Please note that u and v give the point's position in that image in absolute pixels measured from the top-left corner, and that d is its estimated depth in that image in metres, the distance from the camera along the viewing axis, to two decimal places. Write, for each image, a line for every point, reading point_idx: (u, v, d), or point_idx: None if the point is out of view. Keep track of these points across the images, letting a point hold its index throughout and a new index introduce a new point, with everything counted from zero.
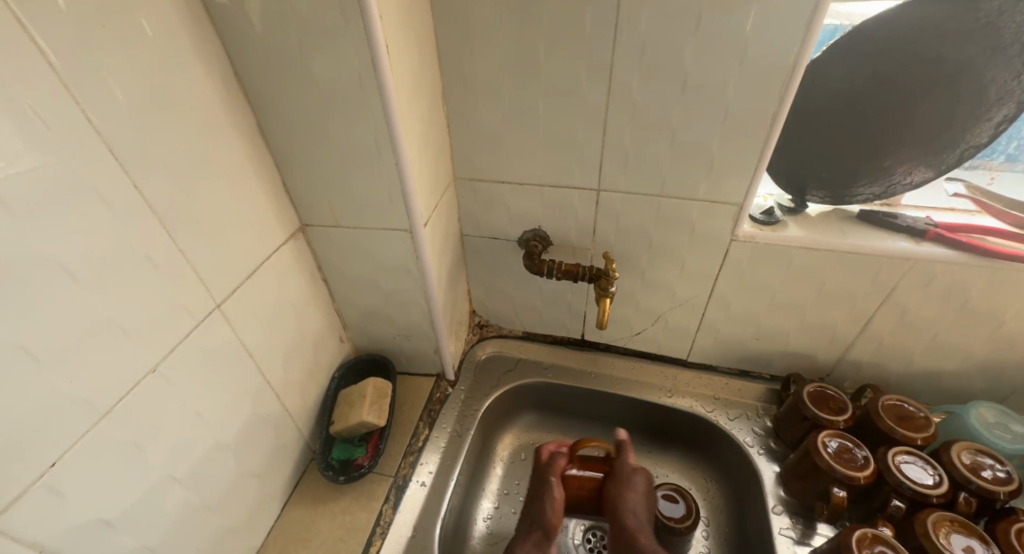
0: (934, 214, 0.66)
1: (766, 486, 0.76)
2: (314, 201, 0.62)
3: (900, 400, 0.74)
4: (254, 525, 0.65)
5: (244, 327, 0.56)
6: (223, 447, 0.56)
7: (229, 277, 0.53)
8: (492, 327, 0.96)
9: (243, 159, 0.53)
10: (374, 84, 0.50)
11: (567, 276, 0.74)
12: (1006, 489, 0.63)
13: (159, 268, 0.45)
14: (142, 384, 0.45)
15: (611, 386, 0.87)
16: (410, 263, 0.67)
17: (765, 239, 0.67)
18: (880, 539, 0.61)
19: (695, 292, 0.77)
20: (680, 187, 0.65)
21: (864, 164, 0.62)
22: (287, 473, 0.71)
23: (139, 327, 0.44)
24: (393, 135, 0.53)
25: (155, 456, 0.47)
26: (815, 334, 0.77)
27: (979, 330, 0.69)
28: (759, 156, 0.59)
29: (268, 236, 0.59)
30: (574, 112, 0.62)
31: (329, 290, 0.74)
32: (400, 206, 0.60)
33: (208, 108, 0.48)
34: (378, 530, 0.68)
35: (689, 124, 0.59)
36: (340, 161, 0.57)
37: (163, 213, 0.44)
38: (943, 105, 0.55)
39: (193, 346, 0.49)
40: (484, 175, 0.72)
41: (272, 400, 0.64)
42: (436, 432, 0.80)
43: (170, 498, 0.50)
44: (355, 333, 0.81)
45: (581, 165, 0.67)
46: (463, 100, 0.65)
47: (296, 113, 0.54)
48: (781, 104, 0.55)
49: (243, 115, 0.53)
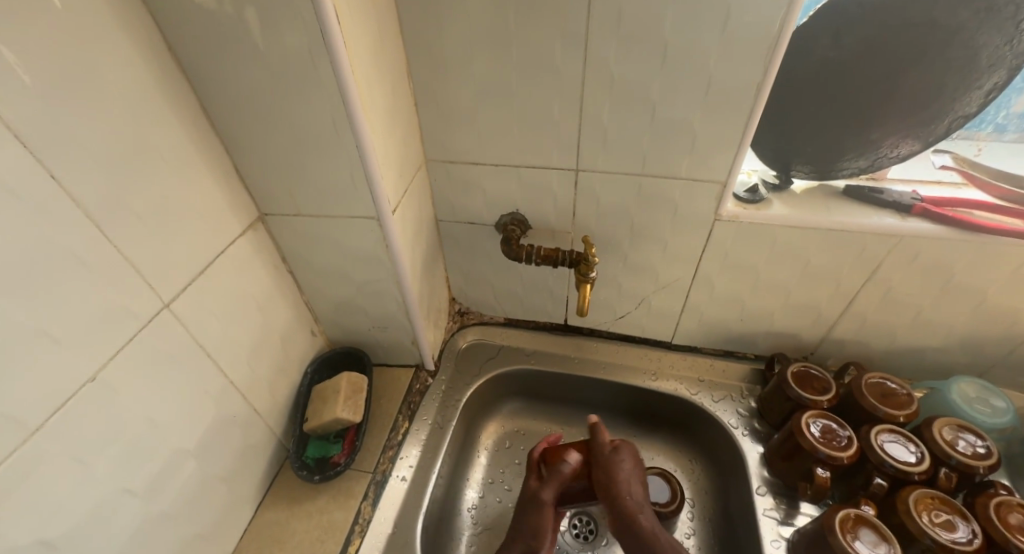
0: (920, 188, 0.64)
1: (750, 467, 0.75)
2: (273, 188, 0.58)
3: (883, 377, 0.73)
4: (224, 530, 0.62)
5: (198, 325, 0.53)
6: (183, 452, 0.53)
7: (177, 273, 0.49)
8: (473, 314, 0.93)
9: (186, 143, 0.49)
10: (327, 57, 0.45)
11: (547, 261, 0.71)
12: (985, 463, 0.63)
13: (90, 268, 0.41)
14: (80, 394, 0.41)
15: (595, 371, 0.85)
16: (380, 252, 0.64)
17: (749, 218, 0.65)
18: (863, 520, 0.61)
19: (679, 274, 0.75)
20: (661, 165, 0.62)
21: (850, 138, 0.59)
22: (260, 474, 0.68)
23: (67, 336, 0.40)
24: (351, 113, 0.49)
25: (100, 469, 0.44)
26: (799, 313, 0.76)
27: (963, 305, 0.68)
28: (743, 132, 0.57)
29: (221, 227, 0.55)
30: (548, 87, 0.58)
31: (296, 282, 0.70)
32: (364, 191, 0.56)
33: (141, 89, 0.43)
34: (357, 528, 0.66)
35: (670, 98, 0.56)
36: (298, 144, 0.53)
37: (91, 207, 0.40)
38: (932, 74, 0.53)
39: (139, 350, 0.46)
40: (456, 156, 0.68)
41: (238, 400, 0.61)
42: (416, 425, 0.77)
43: (124, 510, 0.47)
44: (328, 326, 0.77)
45: (557, 144, 0.63)
46: (429, 76, 0.60)
47: (244, 92, 0.49)
48: (766, 75, 0.52)
49: (183, 95, 0.48)
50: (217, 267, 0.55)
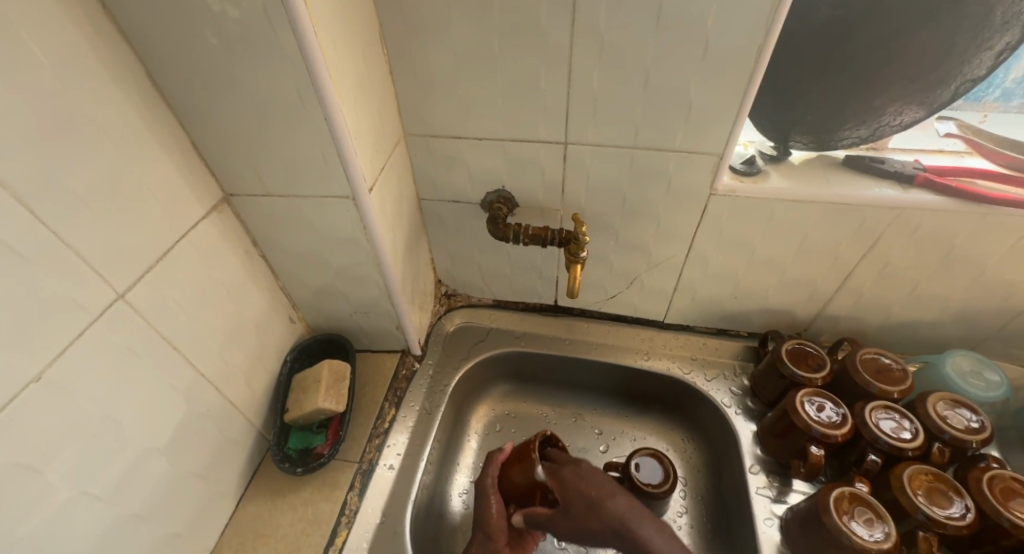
0: (923, 158, 0.62)
1: (744, 446, 0.74)
2: (238, 165, 0.54)
3: (878, 353, 0.72)
4: (203, 526, 0.59)
5: (158, 315, 0.49)
6: (151, 450, 0.50)
7: (132, 261, 0.46)
8: (460, 296, 0.90)
9: (132, 118, 0.45)
10: (285, 19, 0.41)
11: (536, 240, 0.68)
12: (979, 437, 0.62)
13: (28, 259, 0.38)
14: (26, 393, 0.39)
15: (586, 352, 0.83)
16: (358, 233, 0.60)
17: (746, 192, 0.62)
18: (858, 498, 0.59)
19: (672, 251, 0.72)
20: (654, 136, 0.59)
21: (852, 106, 0.57)
22: (240, 468, 0.65)
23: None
24: (317, 80, 0.45)
25: (54, 473, 0.42)
26: (794, 290, 0.74)
27: (960, 278, 0.66)
28: (741, 99, 0.53)
29: (180, 208, 0.51)
30: (533, 52, 0.54)
31: (270, 267, 0.66)
32: (338, 168, 0.52)
33: (74, 56, 0.39)
34: (343, 520, 0.63)
35: (663, 64, 0.52)
36: (262, 116, 0.49)
37: (22, 190, 0.37)
38: (942, 35, 0.50)
39: (92, 346, 0.43)
40: (437, 130, 0.64)
41: (210, 393, 0.57)
42: (403, 412, 0.74)
43: (86, 514, 0.45)
44: (308, 312, 0.74)
45: (544, 116, 0.59)
46: (406, 42, 0.56)
47: (196, 60, 0.45)
48: (767, 37, 0.49)
49: (126, 64, 0.44)
50: (178, 253, 0.51)
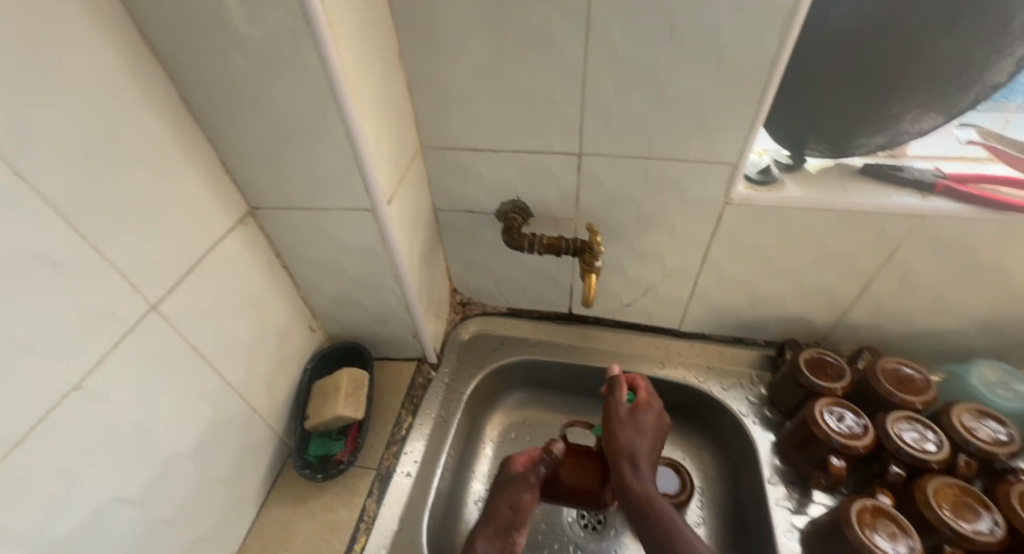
0: (943, 165, 0.61)
1: (762, 456, 0.73)
2: (261, 180, 0.56)
3: (900, 362, 0.70)
4: (227, 531, 0.61)
5: (187, 323, 0.51)
6: (178, 455, 0.52)
7: (162, 273, 0.48)
8: (475, 305, 0.91)
9: (165, 137, 0.47)
10: (309, 39, 0.43)
11: (550, 250, 0.69)
12: (1007, 450, 0.60)
13: (68, 273, 0.40)
14: (64, 402, 0.41)
15: (601, 360, 0.83)
16: (377, 244, 0.61)
17: (761, 201, 0.62)
18: (880, 511, 0.58)
19: (687, 260, 0.72)
20: (668, 147, 0.59)
21: (868, 114, 0.57)
22: (261, 475, 0.66)
23: (38, 347, 0.39)
24: (338, 97, 0.46)
25: (88, 477, 0.43)
26: (812, 298, 0.73)
27: (985, 286, 0.65)
28: (755, 108, 0.54)
29: (207, 221, 0.53)
30: (548, 66, 0.55)
31: (292, 276, 0.68)
32: (358, 182, 0.54)
33: (111, 78, 0.41)
34: (362, 526, 0.64)
35: (677, 76, 0.53)
36: (285, 133, 0.50)
37: (63, 207, 0.39)
38: (960, 42, 0.50)
39: (125, 354, 0.45)
40: (453, 142, 0.65)
41: (234, 400, 0.59)
42: (420, 419, 0.75)
43: (117, 517, 0.46)
44: (327, 321, 0.76)
45: (558, 127, 0.60)
46: (424, 59, 0.57)
47: (227, 82, 0.47)
48: (781, 49, 0.49)
49: (159, 86, 0.46)
50: (205, 265, 0.53)
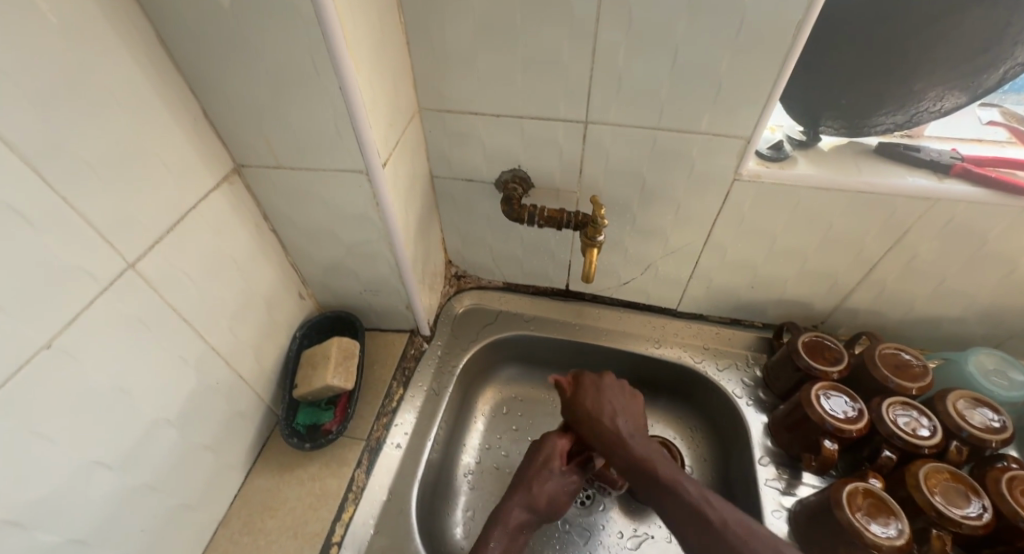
0: (960, 147, 0.60)
1: (753, 438, 0.73)
2: (250, 136, 0.53)
3: (897, 348, 0.70)
4: (212, 497, 0.60)
5: (169, 284, 0.49)
6: (160, 421, 0.50)
7: (140, 230, 0.45)
8: (470, 278, 0.89)
9: (142, 82, 0.43)
10: None
11: (550, 223, 0.66)
12: (998, 438, 0.60)
13: (35, 226, 0.37)
14: (34, 362, 0.38)
15: (597, 338, 0.82)
16: (370, 210, 0.59)
17: (771, 177, 0.60)
18: (871, 494, 0.58)
19: (690, 238, 0.70)
20: (679, 118, 0.56)
21: (891, 90, 0.54)
22: (248, 442, 0.65)
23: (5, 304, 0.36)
24: (331, 45, 0.43)
25: (64, 441, 0.41)
26: (814, 280, 0.72)
27: (990, 274, 0.64)
28: (775, 77, 0.51)
29: (189, 179, 0.50)
30: (558, 24, 0.51)
31: (280, 241, 0.65)
32: (352, 143, 0.51)
33: (80, 12, 0.37)
34: (350, 496, 0.63)
35: (694, 41, 0.50)
36: (274, 85, 0.47)
37: (29, 152, 0.36)
38: (994, 13, 0.47)
39: (102, 316, 0.43)
40: (453, 105, 0.62)
41: (219, 366, 0.57)
42: (411, 392, 0.74)
43: (96, 482, 0.45)
44: (317, 289, 0.73)
45: (565, 92, 0.57)
46: (425, 13, 0.54)
47: (212, 23, 0.43)
48: (809, 10, 0.46)
49: (135, 27, 0.42)
50: (188, 224, 0.50)
